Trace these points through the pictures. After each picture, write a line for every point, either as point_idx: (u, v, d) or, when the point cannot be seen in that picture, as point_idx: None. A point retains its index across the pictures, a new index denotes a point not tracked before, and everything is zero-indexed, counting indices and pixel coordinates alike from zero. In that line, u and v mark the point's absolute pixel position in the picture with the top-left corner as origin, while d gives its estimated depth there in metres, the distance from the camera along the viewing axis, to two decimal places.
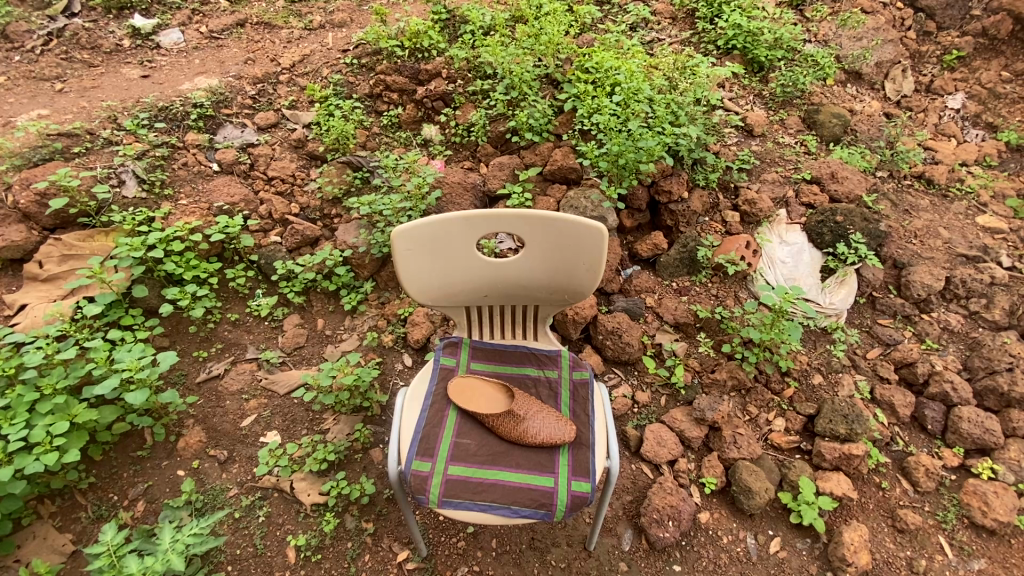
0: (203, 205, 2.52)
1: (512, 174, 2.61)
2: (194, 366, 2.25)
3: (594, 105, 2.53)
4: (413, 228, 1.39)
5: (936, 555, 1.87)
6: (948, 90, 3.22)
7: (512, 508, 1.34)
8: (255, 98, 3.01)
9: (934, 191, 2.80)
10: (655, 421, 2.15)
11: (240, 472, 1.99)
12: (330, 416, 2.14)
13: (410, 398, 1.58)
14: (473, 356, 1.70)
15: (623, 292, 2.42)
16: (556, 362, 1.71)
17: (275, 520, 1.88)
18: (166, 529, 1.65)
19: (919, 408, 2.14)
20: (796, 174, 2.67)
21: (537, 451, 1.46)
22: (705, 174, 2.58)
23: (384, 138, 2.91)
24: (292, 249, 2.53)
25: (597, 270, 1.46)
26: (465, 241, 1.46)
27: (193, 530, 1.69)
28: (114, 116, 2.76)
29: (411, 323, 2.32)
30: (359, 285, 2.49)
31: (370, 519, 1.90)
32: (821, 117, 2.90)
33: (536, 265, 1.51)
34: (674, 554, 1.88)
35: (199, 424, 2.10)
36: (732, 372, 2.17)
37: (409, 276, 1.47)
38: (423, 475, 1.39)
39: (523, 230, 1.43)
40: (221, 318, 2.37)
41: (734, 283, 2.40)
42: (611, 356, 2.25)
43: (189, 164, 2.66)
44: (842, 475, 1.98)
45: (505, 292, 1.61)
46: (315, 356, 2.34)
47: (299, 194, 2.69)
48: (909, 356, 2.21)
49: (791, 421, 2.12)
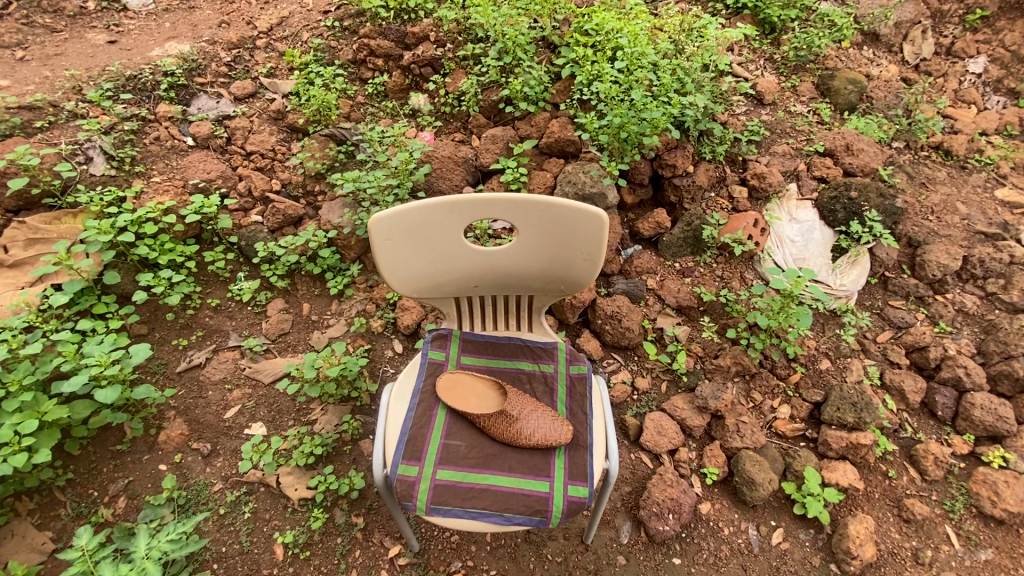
0: (178, 182, 2.40)
1: (506, 148, 2.43)
2: (174, 355, 2.14)
3: (594, 72, 2.32)
4: (391, 215, 1.24)
5: (942, 545, 1.84)
6: (968, 53, 3.03)
7: (503, 516, 1.26)
8: (230, 66, 2.82)
9: (951, 163, 2.68)
10: (655, 409, 2.07)
11: (225, 466, 1.92)
12: (317, 407, 2.06)
13: (397, 395, 1.48)
14: (463, 349, 1.59)
15: (623, 273, 2.30)
16: (552, 355, 1.60)
17: (262, 516, 1.82)
18: (142, 537, 1.56)
19: (930, 393, 2.07)
20: (809, 145, 2.48)
21: (531, 452, 1.37)
22: (711, 146, 2.40)
23: (369, 108, 2.73)
24: (274, 230, 2.42)
25: (596, 261, 1.33)
26: (452, 227, 1.31)
27: (170, 536, 1.60)
28: (78, 87, 2.58)
29: (400, 309, 2.21)
30: (345, 268, 2.37)
31: (360, 514, 1.84)
32: (835, 84, 2.70)
33: (530, 253, 1.38)
34: (673, 547, 1.83)
35: (180, 415, 2.01)
36: (736, 358, 2.08)
37: (388, 268, 1.31)
38: (410, 480, 1.30)
39: (516, 217, 1.30)
40: (201, 305, 2.26)
41: (739, 264, 2.28)
42: (610, 341, 2.16)
43: (162, 138, 2.52)
44: (849, 464, 1.92)
45: (496, 281, 1.49)
46: (301, 343, 2.23)
47: (279, 169, 2.54)
48: (921, 341, 2.12)
49: (796, 408, 2.04)
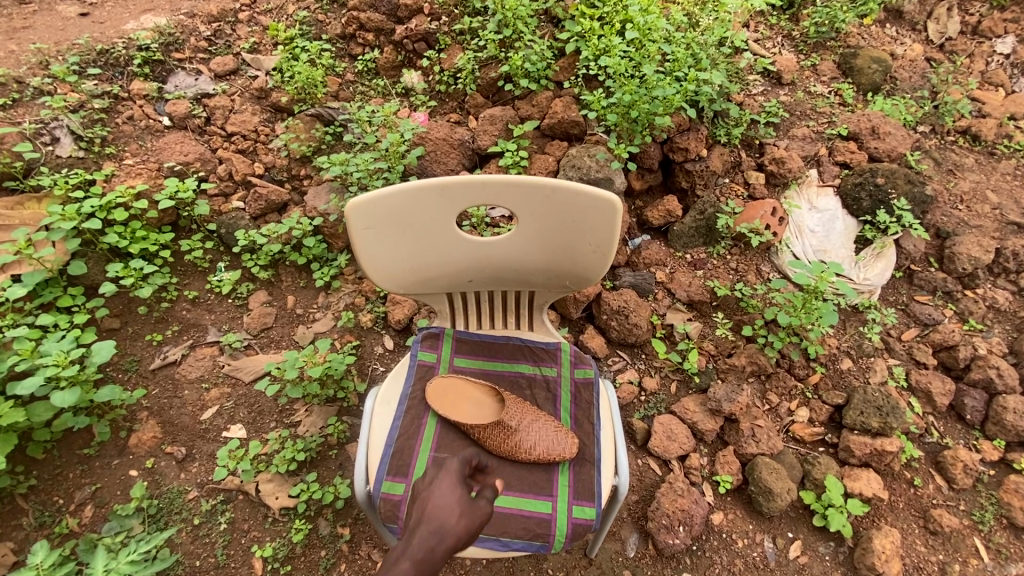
0: (152, 165, 2.24)
1: (505, 129, 2.26)
2: (148, 351, 1.99)
3: (602, 46, 2.13)
4: (372, 200, 1.08)
5: (970, 559, 1.71)
6: (996, 32, 2.85)
7: (500, 541, 1.14)
8: (211, 40, 2.63)
9: (979, 149, 2.51)
10: (664, 411, 1.92)
11: (200, 472, 1.78)
12: (301, 407, 1.91)
13: (383, 401, 1.35)
14: (457, 350, 1.44)
15: (630, 265, 2.15)
16: (555, 357, 1.45)
17: (239, 526, 1.68)
18: (98, 556, 1.40)
19: (958, 396, 1.93)
20: (831, 128, 2.31)
21: (531, 467, 1.23)
22: (727, 128, 2.22)
23: (359, 86, 2.56)
24: (256, 217, 2.26)
25: (606, 253, 1.18)
26: (443, 213, 1.15)
27: (131, 558, 1.44)
28: (44, 62, 2.40)
29: (391, 302, 2.07)
30: (333, 258, 2.21)
31: (346, 524, 1.70)
32: (858, 62, 2.51)
33: (531, 245, 1.22)
34: (683, 561, 1.70)
35: (153, 416, 1.87)
36: (752, 358, 1.93)
37: (370, 260, 1.16)
38: (395, 499, 1.18)
39: (515, 202, 1.14)
40: (177, 297, 2.11)
41: (755, 256, 2.13)
42: (615, 338, 2.01)
43: (135, 118, 2.35)
44: (872, 472, 1.78)
45: (493, 276, 1.33)
46: (285, 338, 2.08)
47: (262, 152, 2.37)
48: (950, 339, 1.97)
49: (816, 411, 1.90)
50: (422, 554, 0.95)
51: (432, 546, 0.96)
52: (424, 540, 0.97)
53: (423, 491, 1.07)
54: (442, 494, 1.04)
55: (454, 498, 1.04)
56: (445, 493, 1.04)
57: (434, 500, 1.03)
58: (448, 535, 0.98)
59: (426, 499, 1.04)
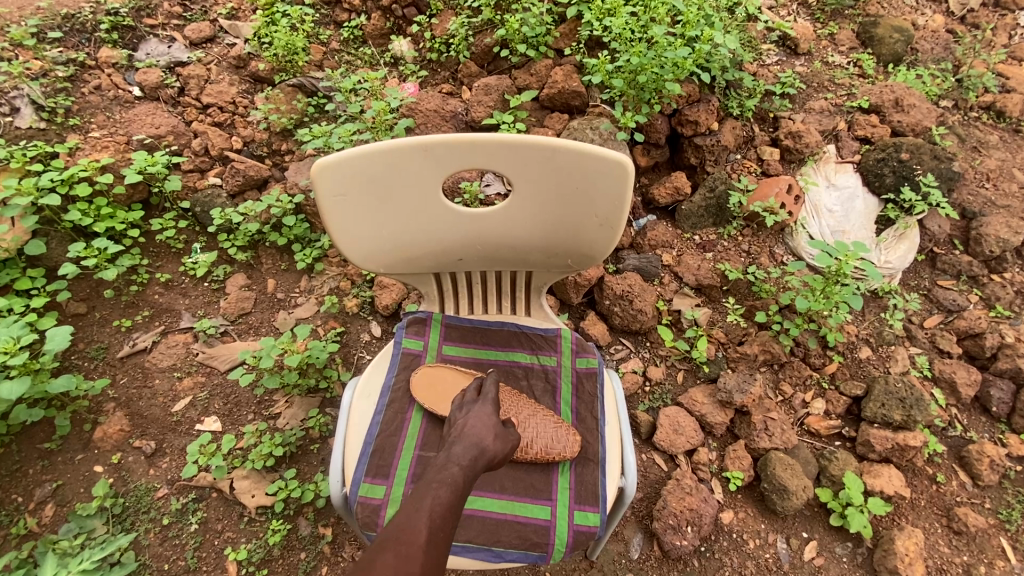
0: (120, 137, 2.07)
1: (501, 99, 2.09)
2: (116, 337, 1.85)
3: (606, 8, 1.97)
4: (346, 161, 0.94)
5: (997, 560, 1.58)
6: (1021, 4, 2.69)
7: (493, 551, 1.02)
8: (186, 6, 2.45)
9: (1004, 126, 2.36)
10: (671, 403, 1.80)
11: (170, 468, 1.65)
12: (281, 399, 1.78)
13: (363, 393, 1.21)
14: (446, 337, 1.30)
15: (634, 247, 2.01)
16: (555, 345, 1.31)
17: (212, 527, 1.56)
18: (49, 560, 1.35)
19: (984, 386, 1.80)
20: (850, 101, 2.16)
21: (528, 468, 1.10)
22: (740, 99, 2.07)
23: (345, 56, 2.39)
24: (234, 194, 2.09)
25: (615, 225, 1.03)
26: (427, 180, 1.01)
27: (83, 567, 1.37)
28: (4, 26, 2.22)
29: (378, 286, 1.92)
30: (316, 239, 2.06)
31: (327, 525, 1.58)
32: (879, 32, 2.35)
33: (529, 218, 1.08)
34: (691, 563, 1.58)
35: (121, 408, 1.73)
36: (765, 346, 1.80)
37: (343, 232, 1.03)
38: (374, 504, 1.06)
39: (509, 166, 0.99)
40: (149, 280, 1.96)
41: (768, 237, 1.99)
42: (619, 325, 1.88)
43: (103, 87, 2.17)
44: (893, 469, 1.66)
45: (486, 255, 1.19)
46: (264, 324, 1.94)
47: (241, 125, 2.20)
48: (976, 327, 1.84)
49: (832, 403, 1.78)
50: (468, 463, 0.94)
51: (476, 456, 0.95)
52: (467, 452, 0.95)
53: (457, 419, 1.06)
54: (478, 417, 1.04)
55: (490, 420, 1.03)
56: (482, 416, 1.04)
57: (471, 420, 1.03)
58: (489, 449, 0.98)
59: (462, 423, 1.03)
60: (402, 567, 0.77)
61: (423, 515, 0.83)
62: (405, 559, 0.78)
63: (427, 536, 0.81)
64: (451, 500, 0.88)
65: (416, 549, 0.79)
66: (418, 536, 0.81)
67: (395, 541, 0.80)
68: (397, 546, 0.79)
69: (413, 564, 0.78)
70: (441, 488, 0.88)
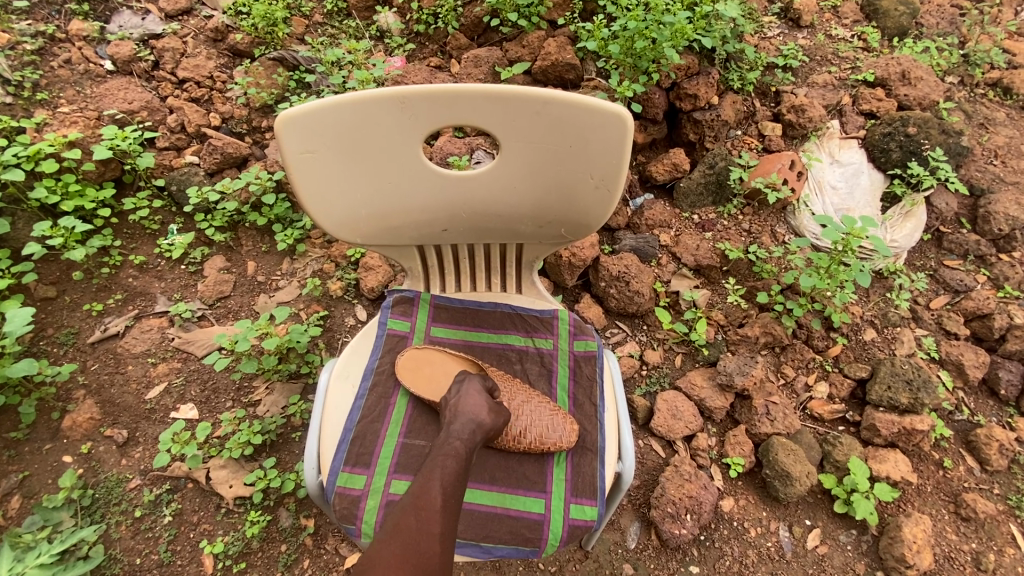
0: (90, 113, 1.96)
1: (490, 72, 2.01)
2: (87, 322, 1.76)
3: None
4: (316, 114, 0.86)
5: (1007, 548, 1.52)
6: None
7: (481, 546, 0.95)
8: None
9: (1012, 103, 2.28)
10: (669, 387, 1.73)
11: (143, 458, 1.57)
12: (261, 385, 1.69)
13: (339, 376, 1.13)
14: (435, 318, 1.22)
15: (630, 227, 1.93)
16: (551, 328, 1.22)
17: (187, 519, 1.48)
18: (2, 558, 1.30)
19: (991, 369, 1.74)
20: (855, 74, 2.08)
21: (520, 457, 1.03)
22: (740, 72, 1.98)
23: (329, 29, 2.30)
24: (212, 172, 1.99)
25: (611, 188, 0.95)
26: (405, 137, 0.93)
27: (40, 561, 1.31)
28: None
29: (363, 268, 1.83)
30: (298, 220, 1.97)
31: (309, 516, 1.51)
32: (884, 4, 2.26)
33: (518, 182, 1.00)
34: (690, 552, 1.52)
35: (92, 395, 1.64)
36: (766, 328, 1.73)
37: (315, 194, 0.95)
38: (353, 494, 0.98)
39: (494, 121, 0.91)
40: (121, 262, 1.86)
41: (770, 216, 1.91)
42: (615, 308, 1.80)
43: (73, 61, 2.06)
44: (900, 454, 1.60)
45: (472, 226, 1.11)
46: (244, 308, 1.85)
47: (218, 101, 2.09)
48: (984, 308, 1.77)
49: (836, 386, 1.71)
50: (468, 436, 0.91)
51: (475, 430, 0.92)
52: (466, 426, 0.92)
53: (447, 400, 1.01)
54: (471, 392, 0.99)
55: (479, 393, 1.00)
56: (474, 390, 1.00)
57: (463, 396, 0.99)
58: (486, 422, 0.94)
59: (454, 402, 0.98)
60: (424, 530, 0.78)
61: (435, 484, 0.83)
62: (426, 522, 0.78)
63: (442, 501, 0.81)
64: (459, 469, 0.86)
65: (434, 513, 0.80)
66: (434, 502, 0.80)
67: (412, 508, 0.80)
68: (417, 511, 0.79)
69: (433, 526, 0.78)
70: (448, 459, 0.87)
